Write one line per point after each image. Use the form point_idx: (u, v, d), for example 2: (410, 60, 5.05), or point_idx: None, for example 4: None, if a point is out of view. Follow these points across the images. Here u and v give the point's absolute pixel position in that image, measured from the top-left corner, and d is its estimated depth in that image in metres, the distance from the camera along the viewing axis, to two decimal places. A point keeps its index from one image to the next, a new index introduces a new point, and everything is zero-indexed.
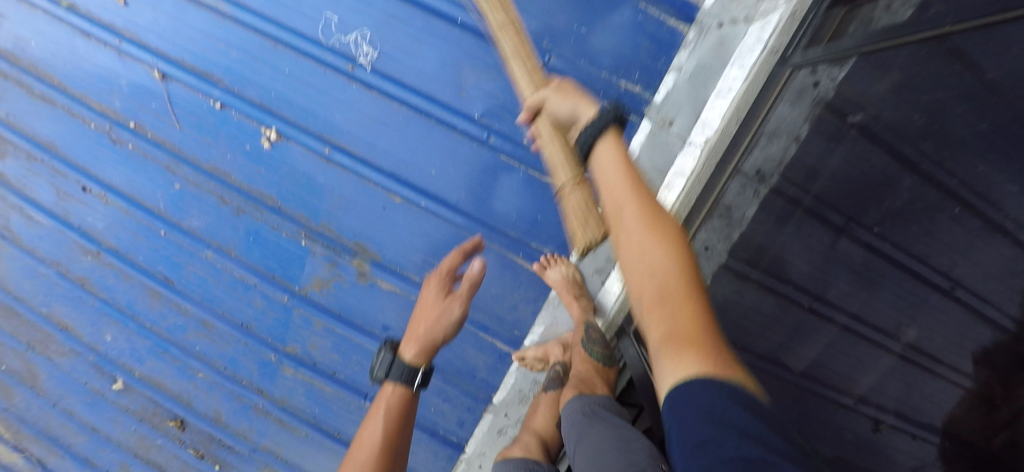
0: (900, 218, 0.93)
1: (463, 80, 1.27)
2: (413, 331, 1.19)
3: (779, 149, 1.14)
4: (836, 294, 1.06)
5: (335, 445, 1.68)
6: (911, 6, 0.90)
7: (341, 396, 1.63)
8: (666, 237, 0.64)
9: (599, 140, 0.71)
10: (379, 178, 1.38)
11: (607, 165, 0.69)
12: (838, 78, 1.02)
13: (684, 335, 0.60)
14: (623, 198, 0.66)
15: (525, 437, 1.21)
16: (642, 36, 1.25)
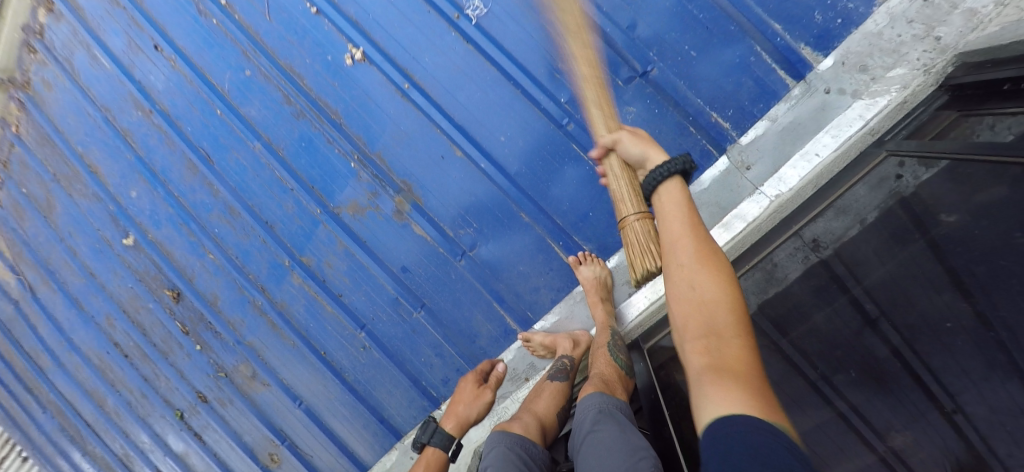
0: (932, 329, 0.87)
1: (560, 63, 1.26)
2: (454, 408, 1.39)
3: (843, 229, 1.09)
4: (843, 380, 1.01)
5: (318, 362, 1.69)
6: (1013, 133, 0.84)
7: (339, 321, 1.62)
8: (715, 273, 0.70)
9: (663, 186, 0.77)
10: (448, 126, 1.36)
11: (667, 201, 0.77)
12: (921, 179, 0.97)
13: (731, 369, 0.61)
14: (678, 233, 0.73)
15: (526, 418, 1.17)
16: (746, 76, 1.25)
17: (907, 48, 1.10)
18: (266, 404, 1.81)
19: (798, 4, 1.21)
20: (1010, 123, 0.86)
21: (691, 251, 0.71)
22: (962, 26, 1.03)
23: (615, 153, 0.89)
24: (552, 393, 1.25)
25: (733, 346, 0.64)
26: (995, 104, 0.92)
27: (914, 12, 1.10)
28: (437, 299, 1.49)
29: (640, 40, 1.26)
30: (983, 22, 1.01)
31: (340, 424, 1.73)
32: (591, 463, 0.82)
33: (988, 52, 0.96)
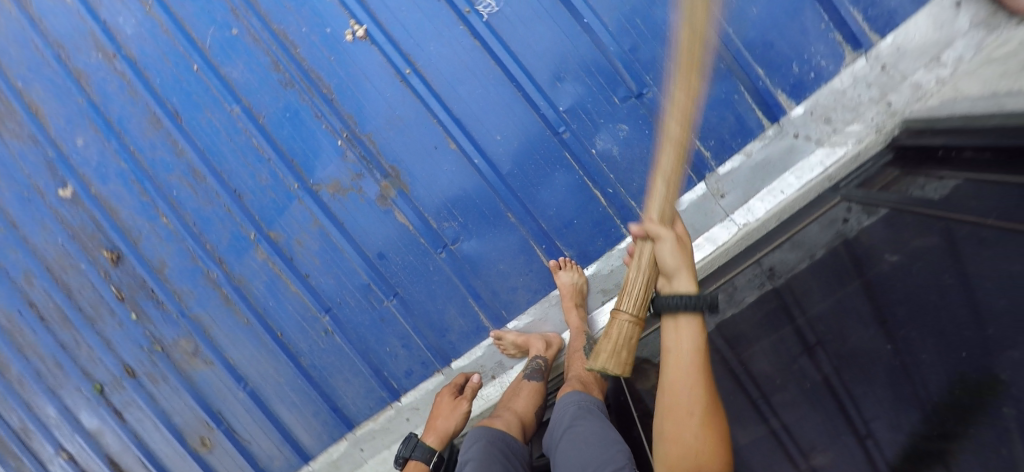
0: (857, 362, 0.98)
1: (562, 74, 1.31)
2: (432, 423, 1.36)
3: (798, 260, 1.22)
4: (779, 400, 1.12)
5: (272, 343, 1.61)
6: (941, 192, 1.01)
7: (302, 302, 1.56)
8: (709, 419, 0.80)
9: (683, 321, 0.80)
10: (445, 117, 1.36)
11: (680, 342, 0.80)
12: (863, 224, 1.14)
13: None
14: (689, 379, 0.79)
15: (505, 416, 1.19)
16: (730, 112, 1.35)
17: (864, 108, 1.26)
18: (205, 384, 1.68)
19: (779, 54, 1.32)
20: (935, 184, 1.04)
21: (694, 398, 0.79)
22: (910, 96, 1.22)
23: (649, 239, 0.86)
24: (529, 391, 1.28)
25: None
26: (930, 167, 1.09)
27: (873, 77, 1.26)
28: (411, 289, 1.48)
29: (636, 63, 1.30)
30: (925, 96, 1.21)
31: (286, 411, 1.65)
32: (569, 455, 0.86)
33: (926, 121, 1.14)
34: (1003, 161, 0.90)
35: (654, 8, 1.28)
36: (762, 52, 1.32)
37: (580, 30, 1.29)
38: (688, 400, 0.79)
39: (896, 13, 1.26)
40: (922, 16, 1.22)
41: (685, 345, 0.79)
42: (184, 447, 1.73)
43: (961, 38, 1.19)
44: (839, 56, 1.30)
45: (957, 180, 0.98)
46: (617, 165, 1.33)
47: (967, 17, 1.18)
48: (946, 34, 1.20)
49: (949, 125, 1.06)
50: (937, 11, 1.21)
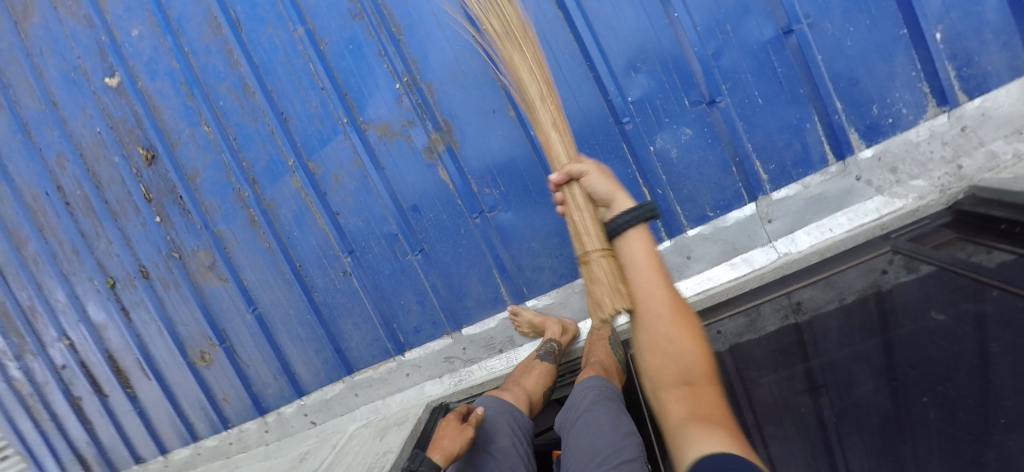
0: (861, 411, 0.96)
1: (638, 64, 1.27)
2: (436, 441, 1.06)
3: (827, 300, 1.18)
4: (771, 431, 1.07)
5: (289, 273, 1.61)
6: (997, 261, 0.97)
7: (326, 239, 1.55)
8: (683, 317, 0.57)
9: (632, 229, 0.61)
10: (511, 83, 1.33)
11: (639, 247, 0.60)
12: (901, 279, 1.10)
13: (715, 412, 0.54)
14: (637, 272, 0.59)
15: (513, 390, 1.19)
16: (797, 140, 1.28)
17: (933, 165, 1.20)
18: (214, 300, 1.69)
19: (862, 92, 1.23)
20: (989, 255, 1.00)
21: (658, 293, 0.57)
22: (983, 164, 1.15)
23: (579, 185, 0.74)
24: (540, 372, 1.27)
25: (710, 394, 0.57)
26: (989, 237, 1.04)
27: (950, 136, 1.19)
28: (438, 247, 1.47)
29: (716, 72, 1.25)
30: (999, 167, 1.14)
31: (290, 342, 1.67)
32: (583, 435, 0.87)
33: (997, 191, 1.09)
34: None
35: (748, 16, 1.23)
36: (844, 88, 1.24)
37: (669, 24, 1.25)
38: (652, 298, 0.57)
39: (990, 77, 1.17)
40: (1014, 85, 1.15)
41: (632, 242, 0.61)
42: (183, 358, 1.76)
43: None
44: (921, 107, 1.22)
45: (1016, 253, 0.95)
46: (672, 168, 1.31)
47: None
48: None
49: (1020, 200, 1.02)
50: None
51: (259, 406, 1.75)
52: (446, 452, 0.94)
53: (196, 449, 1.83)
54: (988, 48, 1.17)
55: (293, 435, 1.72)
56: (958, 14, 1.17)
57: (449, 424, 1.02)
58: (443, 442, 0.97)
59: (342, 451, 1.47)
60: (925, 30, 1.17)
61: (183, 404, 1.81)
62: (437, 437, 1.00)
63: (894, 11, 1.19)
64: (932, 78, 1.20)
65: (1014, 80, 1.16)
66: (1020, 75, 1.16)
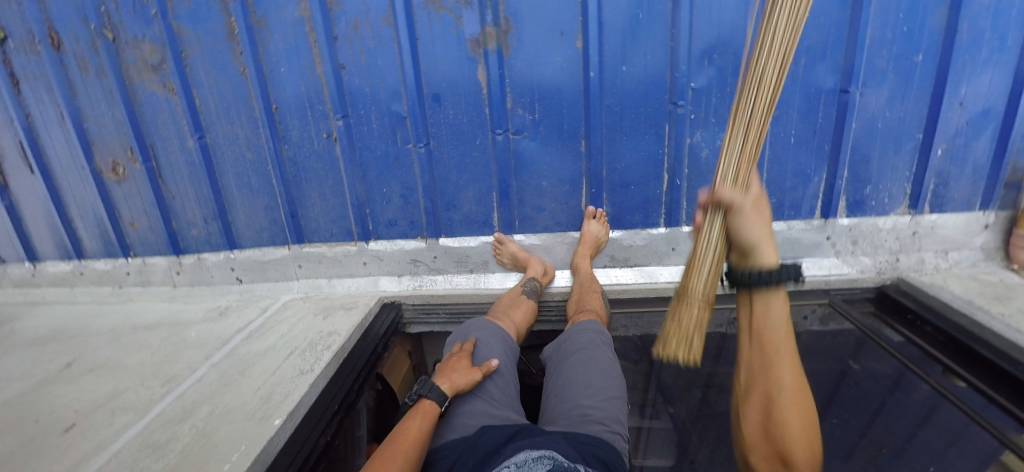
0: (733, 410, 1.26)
1: (713, 56, 1.26)
2: (442, 369, 0.96)
3: None
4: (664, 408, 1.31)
5: (259, 113, 1.37)
6: (903, 345, 1.21)
7: (318, 88, 1.34)
8: (802, 402, 0.81)
9: (762, 297, 0.80)
10: (592, 13, 1.22)
11: (773, 327, 0.81)
12: (815, 326, 1.37)
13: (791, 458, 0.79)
14: (777, 362, 0.82)
15: (503, 322, 1.19)
16: (804, 184, 1.38)
17: (881, 249, 1.40)
18: (148, 108, 1.39)
19: (867, 170, 1.35)
20: (892, 333, 1.25)
21: (787, 380, 0.82)
22: (914, 265, 1.39)
23: (720, 221, 0.81)
24: (527, 309, 1.27)
25: (804, 458, 0.79)
26: (897, 321, 1.28)
27: (903, 234, 1.39)
28: (445, 149, 1.37)
29: None
30: (921, 272, 1.38)
31: (236, 188, 1.47)
32: (574, 373, 0.95)
33: (917, 291, 1.32)
34: (951, 348, 1.14)
35: (822, 60, 1.25)
36: (855, 162, 1.34)
37: None
38: (778, 380, 0.82)
39: (948, 203, 1.36)
40: (962, 217, 1.36)
41: (773, 321, 0.80)
42: (88, 163, 1.47)
43: (968, 249, 1.37)
44: (895, 205, 1.38)
45: (916, 343, 1.19)
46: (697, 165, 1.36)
47: (984, 238, 1.37)
48: (965, 239, 1.37)
49: (929, 302, 1.27)
50: (973, 220, 1.36)
51: (176, 245, 1.55)
52: (454, 385, 0.91)
53: (79, 267, 1.60)
54: (964, 178, 1.33)
55: (209, 285, 1.57)
56: (962, 141, 1.29)
57: (459, 360, 0.97)
58: (453, 372, 0.93)
59: (276, 316, 1.39)
60: (935, 141, 1.29)
61: (74, 213, 1.55)
62: (445, 366, 0.96)
63: (924, 116, 1.28)
64: (918, 185, 1.35)
65: (963, 212, 1.36)
66: (969, 211, 1.36)
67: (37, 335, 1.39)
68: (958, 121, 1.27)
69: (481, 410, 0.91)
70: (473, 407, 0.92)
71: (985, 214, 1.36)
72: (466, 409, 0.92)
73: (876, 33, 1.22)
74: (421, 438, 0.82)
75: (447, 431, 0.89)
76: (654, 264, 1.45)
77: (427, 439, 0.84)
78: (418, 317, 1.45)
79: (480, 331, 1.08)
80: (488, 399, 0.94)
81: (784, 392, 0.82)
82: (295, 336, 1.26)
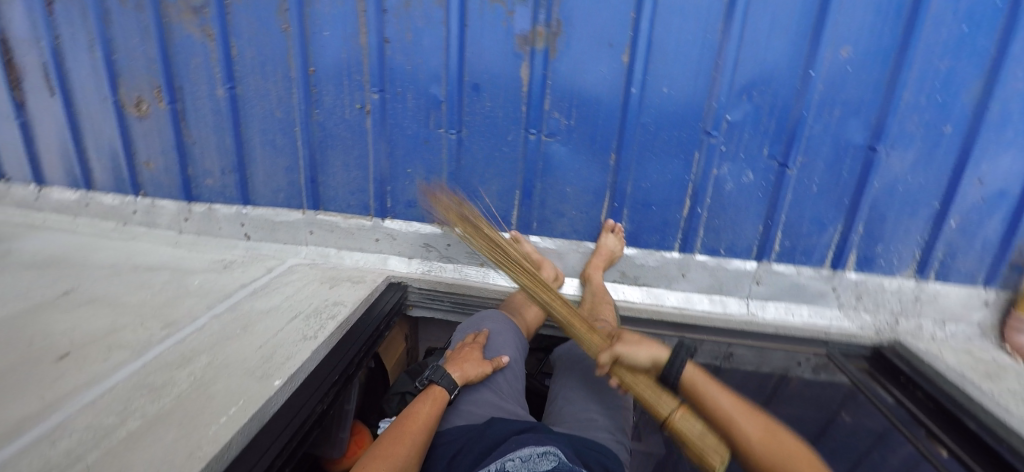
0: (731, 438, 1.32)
1: (751, 94, 1.28)
2: (452, 357, 0.99)
3: (749, 362, 1.42)
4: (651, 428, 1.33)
5: (295, 73, 1.36)
6: (893, 407, 1.23)
7: (358, 58, 1.32)
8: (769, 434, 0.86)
9: (685, 373, 0.94)
10: (643, 32, 1.24)
11: (704, 386, 0.92)
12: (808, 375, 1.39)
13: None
14: (733, 417, 0.88)
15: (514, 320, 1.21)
16: (818, 232, 1.41)
17: (883, 308, 1.43)
18: (181, 49, 1.37)
19: (881, 229, 1.39)
20: (885, 393, 1.27)
21: (754, 428, 0.86)
22: (913, 328, 1.41)
23: (624, 371, 0.96)
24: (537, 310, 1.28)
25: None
26: (890, 383, 1.30)
27: (905, 297, 1.43)
28: (476, 140, 1.37)
29: (801, 146, 1.32)
30: (917, 337, 1.40)
31: (259, 145, 1.45)
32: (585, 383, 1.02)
33: (912, 356, 1.33)
34: (942, 418, 1.17)
35: (856, 116, 1.28)
36: (870, 218, 1.38)
37: (799, 75, 1.26)
38: (746, 433, 0.86)
39: (951, 272, 1.40)
40: (964, 289, 1.41)
41: (710, 391, 0.92)
42: (112, 95, 1.44)
43: (966, 323, 1.40)
44: (902, 266, 1.42)
45: (907, 406, 1.22)
46: (720, 197, 1.39)
47: (982, 314, 1.40)
48: (963, 311, 1.41)
49: (924, 369, 1.28)
50: (973, 295, 1.41)
51: (189, 191, 1.53)
52: (465, 374, 0.95)
53: (86, 198, 1.58)
54: (970, 251, 1.37)
55: (214, 237, 1.54)
56: (976, 216, 1.33)
57: (470, 350, 1.00)
58: (464, 363, 0.96)
59: (281, 278, 1.38)
60: (949, 213, 1.34)
61: (88, 143, 1.52)
62: (457, 355, 0.99)
63: (943, 187, 1.32)
64: (928, 250, 1.39)
65: (963, 285, 1.41)
66: (969, 285, 1.41)
67: (34, 259, 1.37)
68: (974, 197, 1.31)
69: (490, 403, 0.94)
70: (482, 398, 0.95)
71: (985, 289, 1.40)
72: (474, 400, 0.95)
73: (910, 98, 1.25)
74: (429, 423, 0.85)
75: (453, 417, 0.92)
76: (662, 286, 1.47)
77: (435, 425, 0.87)
78: (422, 301, 1.46)
79: (493, 323, 1.10)
80: (497, 392, 0.98)
81: (760, 438, 0.85)
82: (299, 300, 1.26)
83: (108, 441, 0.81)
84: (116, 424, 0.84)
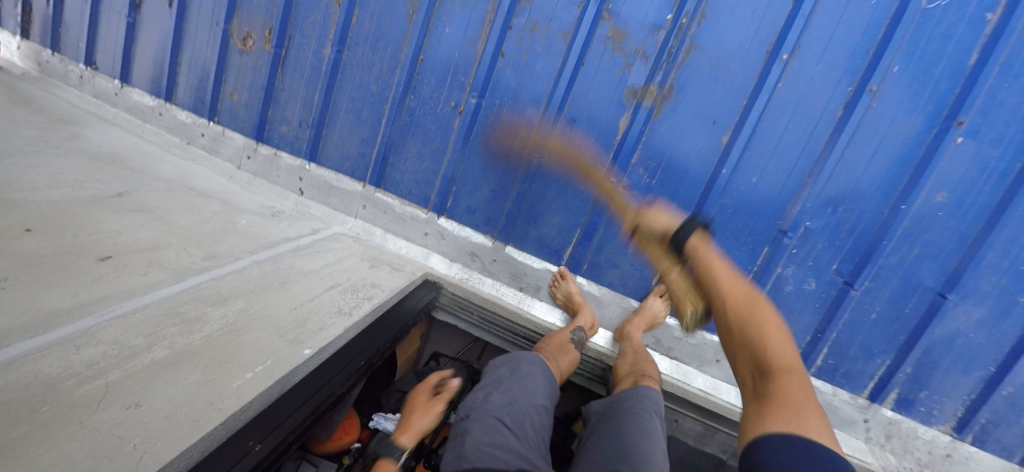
0: None
1: (835, 209, 1.27)
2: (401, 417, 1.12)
3: None
4: None
5: (403, 57, 1.38)
6: None
7: (470, 61, 1.35)
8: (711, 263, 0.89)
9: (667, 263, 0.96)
10: (750, 120, 1.25)
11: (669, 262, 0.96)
12: None
13: (726, 310, 0.84)
14: (716, 271, 0.87)
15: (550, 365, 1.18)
16: (863, 362, 1.38)
17: (911, 455, 1.36)
18: (305, 4, 1.40)
19: (929, 377, 1.35)
20: None
21: (739, 292, 0.85)
22: None
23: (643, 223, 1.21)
24: (572, 359, 1.25)
25: (735, 299, 0.84)
26: None
27: (937, 451, 1.36)
28: (555, 170, 1.37)
29: (873, 273, 1.30)
30: None
31: (345, 110, 1.47)
32: (610, 441, 1.03)
33: None
34: None
35: (936, 260, 1.26)
36: (920, 364, 1.34)
37: (890, 206, 1.25)
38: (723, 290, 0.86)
39: (990, 443, 1.35)
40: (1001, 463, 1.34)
41: (704, 256, 0.88)
42: (222, 24, 1.47)
43: None
44: (942, 421, 1.37)
45: None
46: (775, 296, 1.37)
47: None
48: None
49: None
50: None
51: (261, 132, 1.56)
52: (415, 428, 1.08)
53: (161, 107, 1.63)
54: (1015, 428, 1.32)
55: (271, 182, 1.58)
56: None
57: (419, 399, 1.14)
58: (410, 425, 1.09)
59: (325, 243, 1.36)
60: (1001, 381, 1.29)
61: (183, 61, 1.56)
62: (407, 414, 1.13)
63: (1002, 352, 1.28)
64: (970, 411, 1.34)
65: (1001, 458, 1.35)
66: (1008, 460, 1.35)
67: (98, 151, 1.38)
68: None
69: (513, 452, 0.90)
70: (506, 444, 0.91)
71: None
72: (497, 445, 0.91)
73: (993, 259, 1.23)
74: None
75: (474, 460, 0.88)
76: (693, 365, 1.41)
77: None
78: (450, 307, 1.43)
79: (529, 366, 1.06)
80: (522, 443, 0.93)
81: (701, 274, 0.88)
82: (339, 271, 1.23)
83: (132, 362, 0.77)
84: (142, 347, 0.81)
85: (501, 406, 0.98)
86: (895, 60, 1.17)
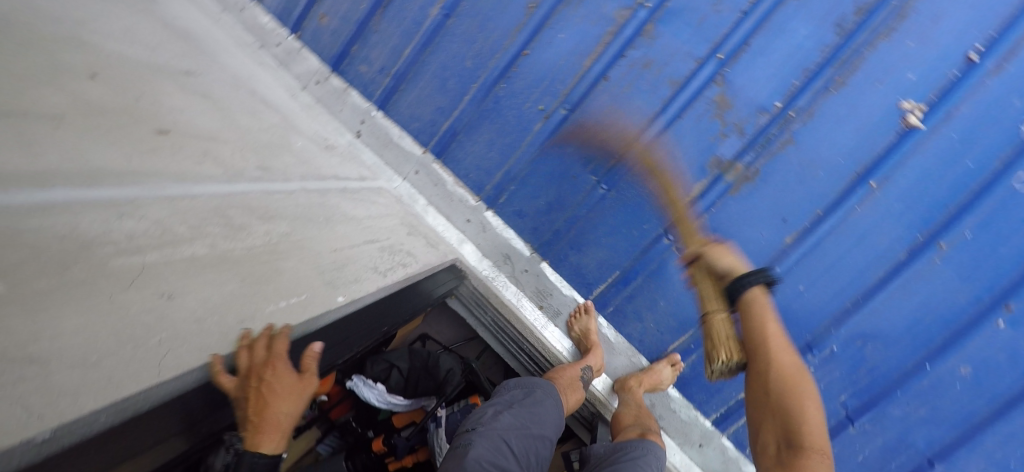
0: None
1: (862, 343, 1.29)
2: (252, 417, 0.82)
3: None
4: None
5: (509, 48, 1.36)
6: None
7: (573, 74, 1.33)
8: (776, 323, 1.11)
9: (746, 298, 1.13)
10: (816, 231, 1.27)
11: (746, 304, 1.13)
12: None
13: (773, 383, 1.05)
14: (777, 349, 1.08)
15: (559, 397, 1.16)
16: None
17: None
18: None
19: None
20: None
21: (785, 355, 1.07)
22: None
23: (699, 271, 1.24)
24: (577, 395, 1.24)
25: (785, 368, 1.06)
26: None
27: None
28: (615, 207, 1.36)
29: (875, 415, 1.31)
30: None
31: (432, 76, 1.44)
32: None
33: None
34: None
35: (940, 427, 1.26)
36: None
37: (914, 359, 1.26)
38: (782, 363, 1.07)
39: None
40: None
41: (764, 308, 1.11)
42: None
43: None
44: None
45: None
46: None
47: None
48: None
49: None
50: None
51: (339, 63, 1.53)
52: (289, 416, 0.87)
53: (246, 3, 1.58)
54: None
55: (330, 114, 1.53)
56: None
57: (288, 378, 0.84)
58: (278, 421, 0.85)
59: (370, 194, 1.35)
60: None
61: None
62: (261, 409, 0.82)
63: None
64: None
65: None
66: None
67: (172, 23, 1.29)
68: None
69: None
70: (506, 466, 0.92)
71: None
72: (498, 463, 0.91)
73: (990, 445, 1.22)
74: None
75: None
76: (675, 439, 1.39)
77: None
78: (468, 299, 1.46)
79: (543, 393, 1.06)
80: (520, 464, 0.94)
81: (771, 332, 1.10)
82: (380, 228, 1.23)
83: (173, 252, 0.69)
84: (184, 238, 0.73)
85: (510, 427, 0.98)
86: (970, 225, 1.17)
